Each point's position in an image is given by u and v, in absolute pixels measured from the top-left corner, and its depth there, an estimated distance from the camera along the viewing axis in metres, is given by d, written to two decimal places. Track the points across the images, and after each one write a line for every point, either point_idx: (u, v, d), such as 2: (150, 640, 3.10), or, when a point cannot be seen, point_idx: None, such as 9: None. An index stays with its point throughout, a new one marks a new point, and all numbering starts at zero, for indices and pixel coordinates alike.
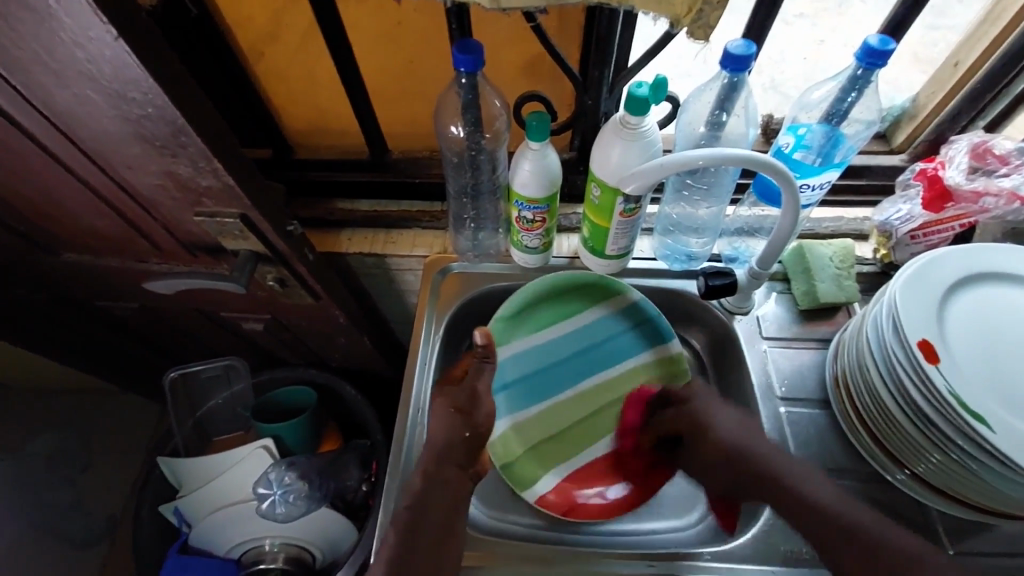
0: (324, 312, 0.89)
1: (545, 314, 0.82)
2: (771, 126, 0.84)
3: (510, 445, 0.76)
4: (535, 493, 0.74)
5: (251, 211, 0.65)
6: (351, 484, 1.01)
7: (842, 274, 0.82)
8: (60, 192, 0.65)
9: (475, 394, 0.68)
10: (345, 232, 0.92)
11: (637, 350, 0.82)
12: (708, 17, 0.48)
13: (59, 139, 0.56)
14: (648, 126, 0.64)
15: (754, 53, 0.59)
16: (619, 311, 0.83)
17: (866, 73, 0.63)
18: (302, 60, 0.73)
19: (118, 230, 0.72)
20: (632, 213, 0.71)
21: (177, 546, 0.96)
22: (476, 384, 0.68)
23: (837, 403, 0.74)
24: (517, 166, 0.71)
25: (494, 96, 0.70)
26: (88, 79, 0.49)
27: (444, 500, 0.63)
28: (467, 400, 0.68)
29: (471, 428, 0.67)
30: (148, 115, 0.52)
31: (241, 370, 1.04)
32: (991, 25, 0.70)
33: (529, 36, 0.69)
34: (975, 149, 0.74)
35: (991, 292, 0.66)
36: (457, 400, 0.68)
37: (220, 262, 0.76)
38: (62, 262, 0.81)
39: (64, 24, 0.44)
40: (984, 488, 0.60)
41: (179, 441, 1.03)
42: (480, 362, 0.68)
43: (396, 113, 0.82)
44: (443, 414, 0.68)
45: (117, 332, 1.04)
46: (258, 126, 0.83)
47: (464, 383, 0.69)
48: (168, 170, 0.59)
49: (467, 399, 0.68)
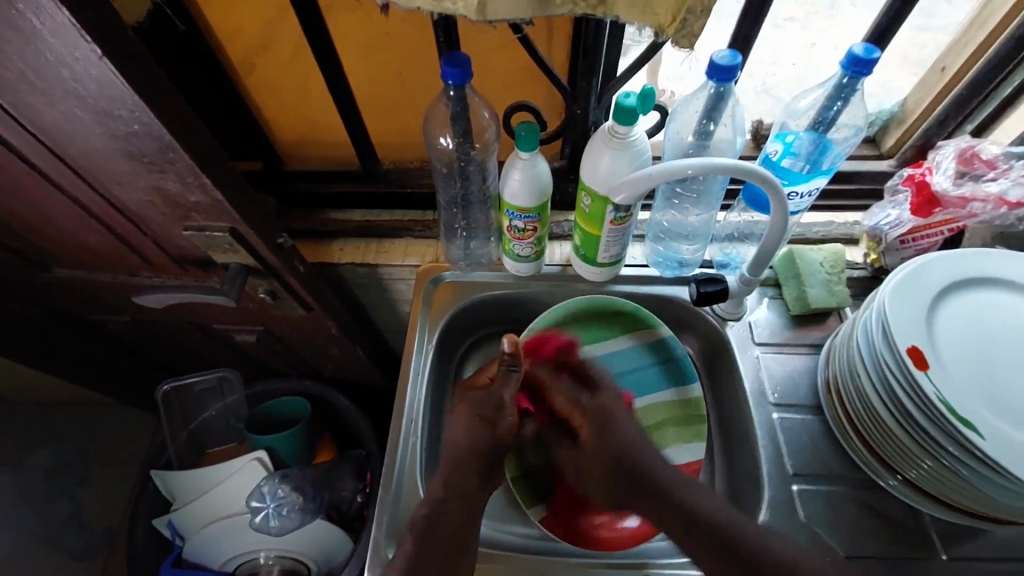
0: (317, 323, 0.89)
1: (574, 337, 0.82)
2: (760, 131, 0.87)
3: (524, 459, 0.75)
4: (539, 512, 0.72)
5: (241, 224, 0.65)
6: (346, 494, 1.00)
7: (833, 279, 0.82)
8: (48, 208, 0.65)
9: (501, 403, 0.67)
10: (336, 243, 0.92)
11: (664, 386, 0.81)
12: (693, 26, 0.48)
13: (47, 157, 0.56)
14: (637, 136, 0.64)
15: (740, 63, 0.60)
16: (649, 345, 0.82)
17: (852, 81, 0.64)
18: (292, 72, 0.73)
19: (109, 245, 0.71)
20: (623, 221, 0.72)
21: (171, 560, 0.95)
22: (502, 393, 0.67)
23: (829, 409, 0.74)
24: (507, 176, 0.71)
25: (482, 108, 0.70)
26: (75, 97, 0.49)
27: (441, 514, 0.63)
28: (492, 410, 0.68)
29: (493, 439, 0.67)
30: (135, 132, 0.52)
31: (235, 382, 1.03)
32: (978, 30, 0.71)
33: (517, 47, 0.70)
34: (962, 154, 0.74)
35: (980, 296, 0.66)
36: (482, 408, 0.68)
37: (211, 275, 0.75)
38: (53, 277, 0.81)
39: (49, 44, 0.44)
40: (975, 494, 0.60)
41: (173, 454, 1.03)
42: (506, 371, 0.65)
43: (387, 123, 0.82)
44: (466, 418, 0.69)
45: (109, 346, 1.04)
46: (248, 139, 0.83)
47: (490, 391, 0.69)
48: (157, 186, 0.59)
49: (493, 408, 0.68)
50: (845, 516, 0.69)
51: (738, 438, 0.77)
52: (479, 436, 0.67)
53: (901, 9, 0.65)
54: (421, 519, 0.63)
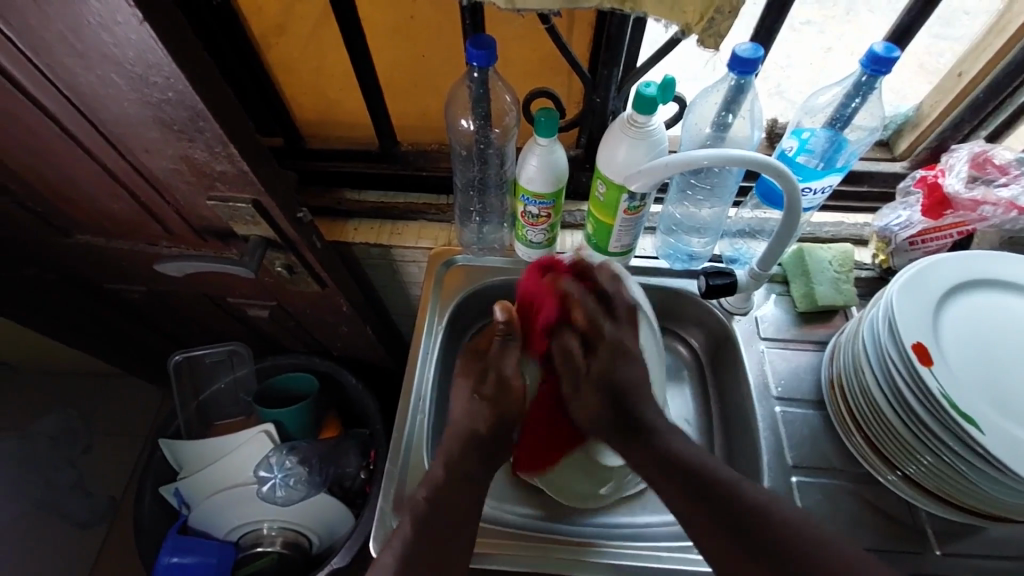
0: (329, 300, 0.90)
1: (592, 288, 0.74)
2: (775, 129, 0.86)
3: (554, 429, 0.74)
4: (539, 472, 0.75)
5: (263, 196, 0.66)
6: (349, 470, 1.03)
7: (841, 277, 0.83)
8: (75, 173, 0.66)
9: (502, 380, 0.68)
10: (351, 222, 0.93)
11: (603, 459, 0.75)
12: (719, 27, 0.49)
13: (79, 121, 0.57)
14: (656, 126, 0.65)
15: (762, 56, 0.61)
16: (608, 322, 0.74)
17: (871, 79, 0.64)
18: (318, 51, 0.74)
19: (131, 212, 0.73)
20: (637, 210, 0.73)
21: (177, 527, 0.97)
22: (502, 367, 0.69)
23: (831, 404, 0.75)
24: (525, 161, 0.72)
25: (504, 91, 0.71)
26: (113, 62, 0.50)
27: None
28: (494, 388, 0.68)
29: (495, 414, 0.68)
30: (168, 99, 0.53)
31: (246, 355, 1.05)
32: (995, 36, 0.71)
33: (541, 33, 0.71)
34: (975, 158, 0.75)
35: (986, 299, 0.67)
36: (480, 386, 0.69)
37: (229, 247, 0.77)
38: (73, 243, 0.82)
39: (92, 7, 0.45)
40: (974, 490, 0.61)
41: (182, 424, 1.05)
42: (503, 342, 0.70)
43: (408, 107, 0.83)
44: (467, 400, 0.70)
45: (122, 315, 1.05)
46: (271, 116, 0.84)
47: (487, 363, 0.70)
48: (184, 154, 0.60)
49: (493, 387, 0.68)
50: (843, 510, 0.70)
51: (740, 430, 0.79)
52: (479, 415, 0.68)
53: (924, 8, 0.65)
54: (422, 503, 0.62)
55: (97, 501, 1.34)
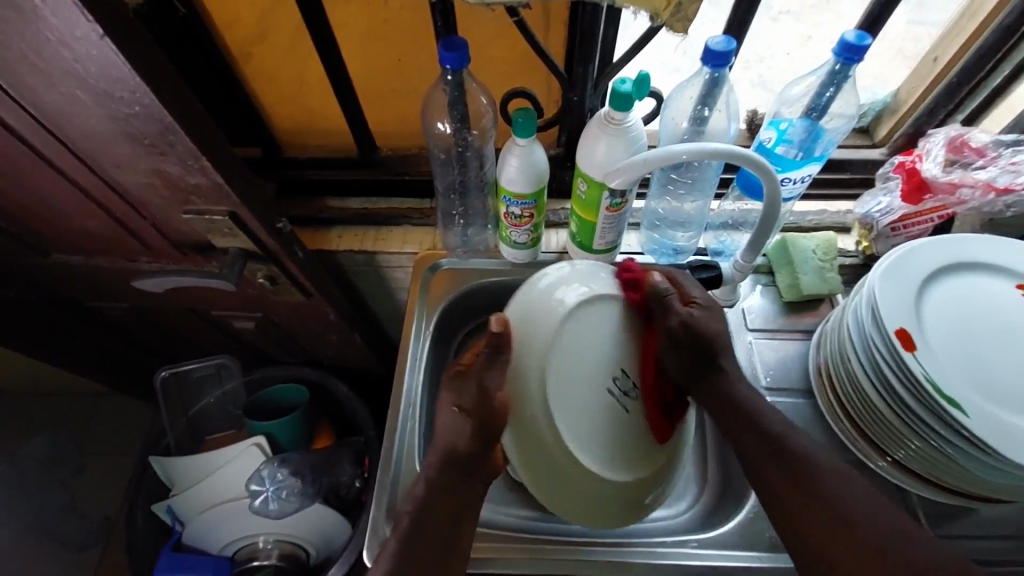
0: (316, 310, 0.90)
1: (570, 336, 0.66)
2: (754, 120, 0.87)
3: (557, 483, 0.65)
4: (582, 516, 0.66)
5: (240, 208, 0.65)
6: (344, 479, 1.01)
7: (825, 266, 0.83)
8: (47, 192, 0.65)
9: (483, 391, 0.61)
10: (335, 230, 0.92)
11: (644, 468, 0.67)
12: (687, 10, 0.49)
13: (47, 139, 0.57)
14: (633, 122, 0.65)
15: (734, 49, 0.61)
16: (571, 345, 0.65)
17: (845, 68, 0.64)
18: (289, 58, 0.73)
19: (108, 229, 0.72)
20: (619, 207, 0.72)
21: (171, 545, 0.96)
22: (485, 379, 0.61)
23: (819, 393, 0.75)
24: (504, 162, 0.71)
25: (480, 93, 0.71)
26: (75, 78, 0.49)
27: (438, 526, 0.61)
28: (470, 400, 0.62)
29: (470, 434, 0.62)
30: (136, 114, 0.53)
31: (234, 369, 1.04)
32: (969, 20, 0.72)
33: (515, 33, 0.70)
34: (952, 142, 0.75)
35: (967, 282, 0.67)
36: (461, 397, 0.63)
37: (210, 260, 0.76)
38: (51, 262, 0.81)
39: (50, 24, 0.44)
40: (962, 473, 0.62)
41: (172, 440, 1.04)
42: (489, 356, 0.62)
43: (386, 113, 0.82)
44: (447, 413, 0.64)
45: (105, 332, 1.04)
46: (248, 126, 0.84)
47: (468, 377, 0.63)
48: (157, 168, 0.60)
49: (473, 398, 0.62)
50: None
51: None
52: (458, 431, 0.62)
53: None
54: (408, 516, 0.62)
55: (91, 522, 1.33)
